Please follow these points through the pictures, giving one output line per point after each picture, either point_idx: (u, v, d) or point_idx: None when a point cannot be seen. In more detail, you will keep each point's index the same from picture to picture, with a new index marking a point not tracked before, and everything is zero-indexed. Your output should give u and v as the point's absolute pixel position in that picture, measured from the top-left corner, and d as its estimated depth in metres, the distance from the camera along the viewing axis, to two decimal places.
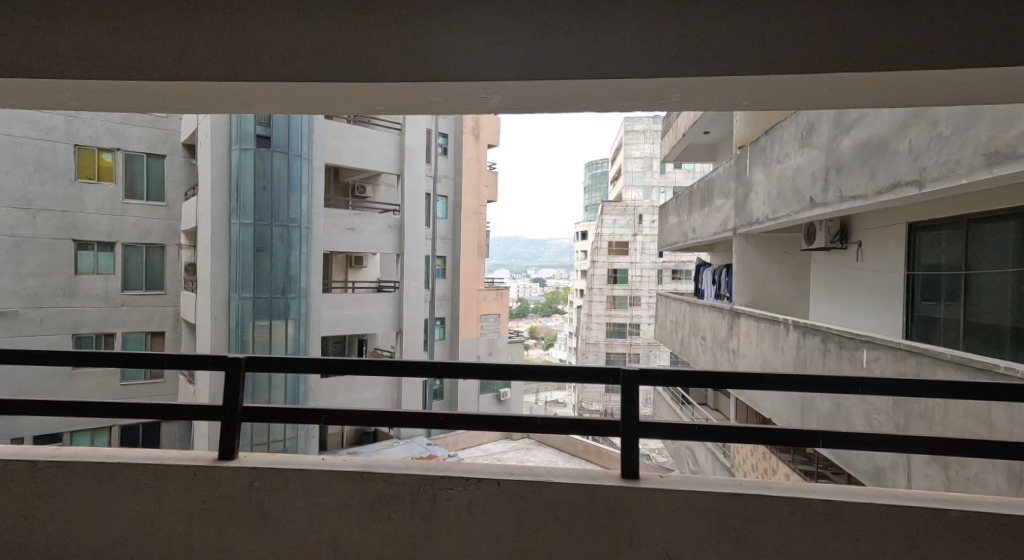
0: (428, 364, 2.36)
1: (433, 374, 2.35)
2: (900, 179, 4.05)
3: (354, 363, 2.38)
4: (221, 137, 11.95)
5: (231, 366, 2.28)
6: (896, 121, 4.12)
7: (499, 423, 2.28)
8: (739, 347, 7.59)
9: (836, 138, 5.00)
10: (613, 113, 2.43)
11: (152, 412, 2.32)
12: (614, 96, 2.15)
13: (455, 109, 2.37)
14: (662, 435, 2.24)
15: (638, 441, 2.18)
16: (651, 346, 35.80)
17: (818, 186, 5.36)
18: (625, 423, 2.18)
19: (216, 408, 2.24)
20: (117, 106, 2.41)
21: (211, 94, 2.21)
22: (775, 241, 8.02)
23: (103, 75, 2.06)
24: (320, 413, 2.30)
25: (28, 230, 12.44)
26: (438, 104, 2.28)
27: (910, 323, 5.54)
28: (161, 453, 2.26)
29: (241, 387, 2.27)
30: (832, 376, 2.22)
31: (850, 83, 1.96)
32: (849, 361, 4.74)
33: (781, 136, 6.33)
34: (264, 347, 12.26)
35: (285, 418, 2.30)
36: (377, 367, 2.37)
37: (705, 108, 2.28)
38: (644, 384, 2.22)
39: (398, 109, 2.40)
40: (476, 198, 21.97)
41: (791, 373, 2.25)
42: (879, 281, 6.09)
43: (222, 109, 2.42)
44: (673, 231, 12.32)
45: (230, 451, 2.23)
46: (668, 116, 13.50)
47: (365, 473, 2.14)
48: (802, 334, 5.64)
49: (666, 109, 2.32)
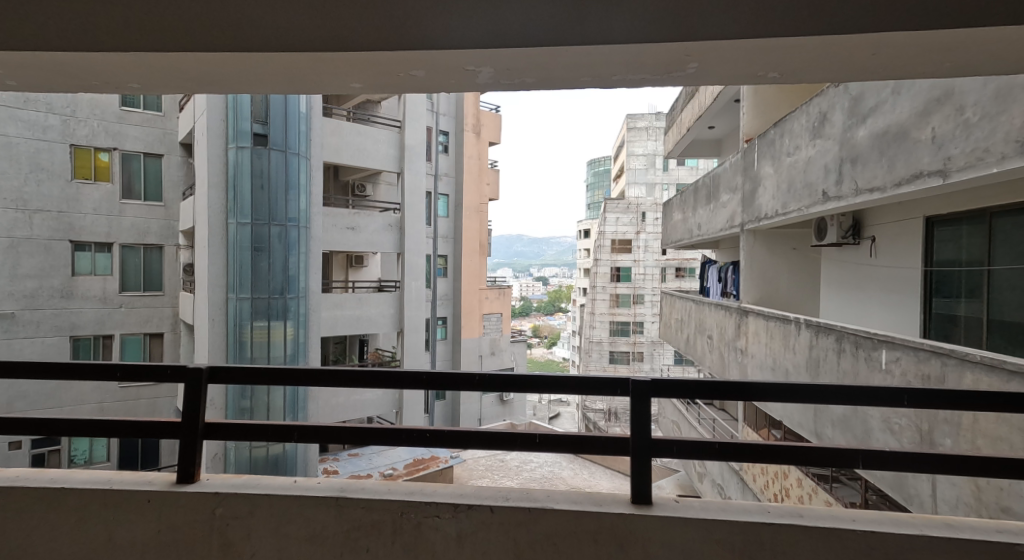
0: (413, 377, 2.21)
1: (420, 385, 2.19)
2: (922, 170, 3.82)
3: (335, 375, 2.22)
4: (217, 135, 11.77)
5: (191, 377, 2.12)
6: (917, 108, 3.88)
7: (493, 441, 2.11)
8: (748, 347, 7.35)
9: (851, 128, 4.77)
10: (618, 89, 2.22)
11: (103, 430, 2.15)
12: (617, 66, 1.95)
13: (444, 84, 2.18)
14: (676, 453, 2.04)
15: (650, 462, 1.99)
16: (655, 345, 35.00)
17: (832, 178, 5.13)
18: (636, 441, 2.00)
19: (176, 424, 2.09)
20: (83, 84, 2.23)
21: (175, 68, 2.02)
22: (784, 237, 7.75)
23: (55, 46, 1.87)
24: (293, 430, 2.15)
25: (24, 231, 12.29)
26: (424, 78, 2.09)
27: (928, 322, 5.31)
28: (113, 476, 2.09)
29: (203, 400, 2.12)
30: (866, 388, 2.01)
31: (885, 46, 1.74)
32: (866, 362, 4.52)
33: (791, 129, 6.11)
34: (262, 348, 12.03)
35: (256, 435, 2.16)
36: (361, 379, 2.21)
37: (719, 81, 2.07)
38: (657, 397, 2.03)
39: (383, 85, 2.20)
40: (477, 197, 21.77)
41: (819, 385, 2.04)
42: (894, 277, 5.87)
43: (195, 87, 2.24)
44: (677, 227, 12.08)
45: (190, 474, 2.05)
46: (672, 111, 13.27)
47: (341, 498, 1.95)
48: (815, 334, 5.42)
49: (676, 82, 2.11)
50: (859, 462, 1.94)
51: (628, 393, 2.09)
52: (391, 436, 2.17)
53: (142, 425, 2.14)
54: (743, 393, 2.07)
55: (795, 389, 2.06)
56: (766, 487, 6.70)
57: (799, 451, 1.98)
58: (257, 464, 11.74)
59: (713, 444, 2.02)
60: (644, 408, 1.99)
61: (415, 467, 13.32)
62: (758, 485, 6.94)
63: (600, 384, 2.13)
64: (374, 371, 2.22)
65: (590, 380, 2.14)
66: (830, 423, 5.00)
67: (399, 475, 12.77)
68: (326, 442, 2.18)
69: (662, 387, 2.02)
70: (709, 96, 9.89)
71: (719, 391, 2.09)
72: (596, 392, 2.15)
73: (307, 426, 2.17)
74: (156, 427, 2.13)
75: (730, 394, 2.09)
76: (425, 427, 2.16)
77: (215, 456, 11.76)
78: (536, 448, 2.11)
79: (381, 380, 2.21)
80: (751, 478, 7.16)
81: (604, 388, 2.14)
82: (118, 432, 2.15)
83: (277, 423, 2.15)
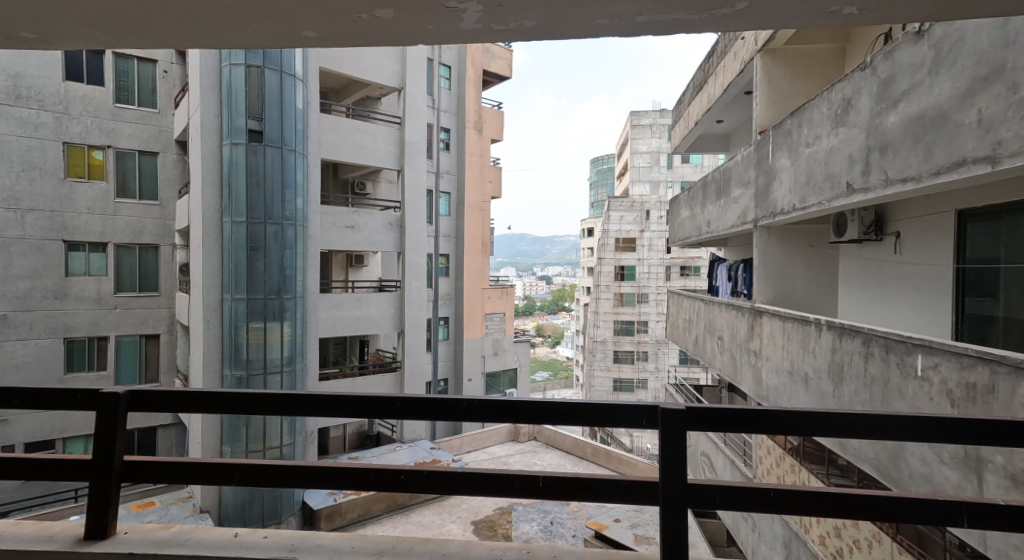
0: (386, 402, 2.05)
1: (392, 414, 2.05)
2: (964, 157, 3.47)
3: (285, 403, 2.06)
4: (211, 132, 11.46)
5: (106, 410, 1.92)
6: (959, 89, 3.53)
7: (487, 484, 1.90)
8: (762, 350, 7.00)
9: (880, 114, 4.41)
10: (627, 37, 1.95)
11: (12, 468, 1.98)
12: (626, 4, 1.67)
13: (426, 32, 1.92)
14: (717, 503, 1.79)
15: (686, 511, 1.76)
16: (660, 344, 34.69)
17: (857, 169, 4.77)
18: (667, 487, 1.78)
19: (87, 464, 1.91)
20: (19, 36, 1.97)
21: (113, 9, 1.76)
22: (800, 234, 7.34)
23: None
24: (234, 472, 1.97)
25: (16, 231, 12.03)
26: (398, 22, 1.82)
27: (960, 323, 4.95)
28: (15, 529, 2.00)
29: (119, 437, 1.93)
30: (947, 422, 1.74)
31: None
32: (898, 368, 4.17)
33: (810, 118, 5.75)
34: (258, 351, 11.60)
35: (188, 478, 1.98)
36: (328, 407, 2.06)
37: (745, 21, 1.80)
38: (693, 430, 1.79)
39: (356, 33, 1.93)
40: (479, 195, 21.42)
41: (892, 417, 1.77)
42: (920, 275, 5.52)
43: (144, 37, 1.98)
44: (685, 224, 11.70)
45: (104, 529, 1.93)
46: (678, 105, 12.89)
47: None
48: (837, 337, 5.07)
49: (694, 25, 1.84)
50: (962, 521, 1.73)
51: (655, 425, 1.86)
52: (353, 475, 1.95)
53: (49, 464, 1.96)
54: (802, 427, 1.80)
55: (869, 424, 1.81)
56: None
57: (880, 501, 1.74)
58: None
59: (766, 491, 1.77)
60: (681, 445, 1.76)
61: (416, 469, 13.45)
62: None
63: (621, 413, 1.92)
64: (341, 394, 2.06)
65: (608, 406, 1.94)
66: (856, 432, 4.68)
67: None
68: (272, 485, 1.98)
69: (697, 413, 1.81)
70: (718, 88, 9.54)
71: (781, 426, 1.81)
72: (616, 424, 1.93)
73: (250, 466, 1.98)
74: (64, 466, 1.95)
75: (785, 429, 1.79)
76: (399, 467, 1.96)
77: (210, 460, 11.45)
78: (539, 494, 1.87)
79: (348, 408, 2.06)
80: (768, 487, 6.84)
81: (607, 418, 1.94)
82: (20, 472, 1.98)
83: (215, 463, 1.98)
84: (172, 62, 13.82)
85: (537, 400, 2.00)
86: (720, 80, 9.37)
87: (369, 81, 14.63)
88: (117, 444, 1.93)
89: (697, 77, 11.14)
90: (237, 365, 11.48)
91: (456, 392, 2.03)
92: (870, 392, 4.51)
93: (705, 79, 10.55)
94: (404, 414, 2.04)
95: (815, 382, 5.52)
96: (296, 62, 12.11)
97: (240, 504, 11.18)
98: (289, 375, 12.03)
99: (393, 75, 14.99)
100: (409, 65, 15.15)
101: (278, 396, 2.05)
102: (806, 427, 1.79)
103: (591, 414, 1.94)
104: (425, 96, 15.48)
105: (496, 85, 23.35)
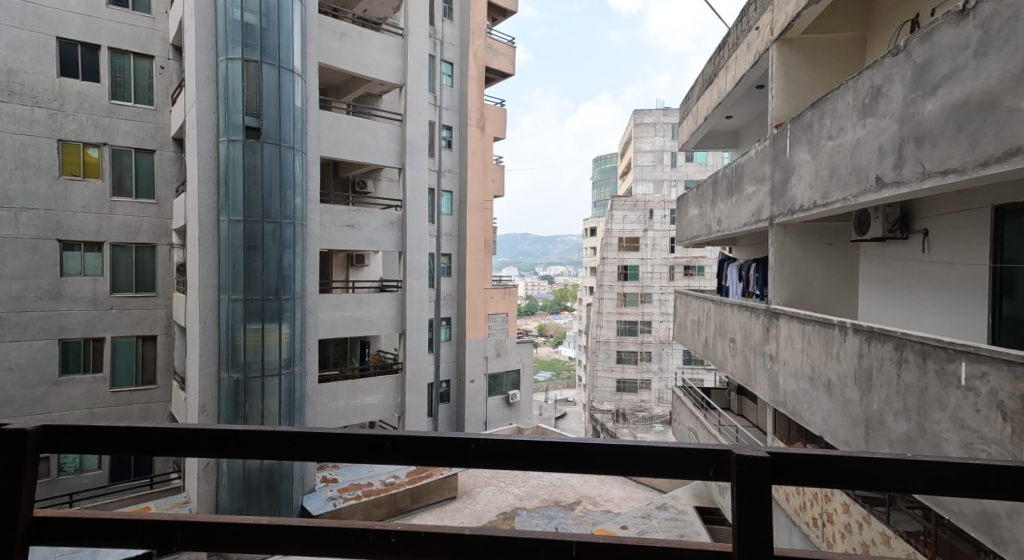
0: (373, 442, 1.84)
1: (375, 459, 1.84)
2: (1019, 145, 3.17)
3: (240, 444, 1.86)
4: (207, 128, 11.20)
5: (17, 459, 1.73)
6: (1011, 71, 3.23)
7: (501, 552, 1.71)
8: (779, 353, 6.69)
9: (915, 102, 4.10)
10: None
11: None
12: None
13: None
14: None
15: None
16: (663, 345, 34.39)
17: (889, 162, 4.45)
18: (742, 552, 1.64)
19: None
20: None
21: None
22: (818, 232, 6.99)
23: None
24: (177, 531, 1.79)
25: (9, 230, 11.79)
26: None
27: (996, 327, 4.64)
28: None
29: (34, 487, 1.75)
30: None
31: None
32: (937, 377, 3.87)
33: (833, 109, 5.44)
34: (256, 353, 11.28)
35: (123, 536, 1.79)
36: (298, 450, 1.83)
37: None
38: (777, 484, 1.65)
39: None
40: (482, 194, 21.07)
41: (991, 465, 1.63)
42: (951, 276, 5.22)
43: None
44: (694, 223, 11.36)
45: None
46: (686, 100, 12.56)
47: None
48: (865, 342, 4.78)
49: None
50: None
51: (725, 476, 1.71)
52: (319, 539, 1.76)
53: None
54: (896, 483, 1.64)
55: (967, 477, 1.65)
56: (803, 509, 6.10)
57: None
58: (251, 474, 11.13)
59: None
60: (760, 498, 1.63)
61: (418, 475, 13.17)
62: (794, 505, 6.33)
63: (691, 459, 1.75)
64: (312, 432, 1.84)
65: (670, 449, 1.77)
66: (887, 442, 4.41)
67: (401, 483, 12.59)
68: (221, 545, 1.80)
69: (785, 459, 1.66)
70: (730, 81, 9.21)
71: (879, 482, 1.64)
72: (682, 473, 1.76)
73: (194, 525, 1.80)
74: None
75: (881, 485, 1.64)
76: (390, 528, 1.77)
77: (207, 465, 11.26)
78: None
79: (325, 452, 1.84)
80: (786, 498, 6.54)
81: (627, 465, 1.75)
82: None
83: (154, 520, 1.79)
84: (168, 58, 13.49)
85: (545, 441, 1.80)
86: (732, 73, 9.04)
87: (370, 77, 14.34)
88: (27, 495, 1.74)
89: (706, 71, 10.81)
90: (234, 367, 11.19)
91: (465, 433, 1.82)
92: (904, 402, 4.22)
93: (715, 73, 10.22)
94: (393, 457, 1.82)
95: (839, 389, 5.22)
96: (295, 57, 11.81)
97: (236, 510, 11.04)
98: (287, 378, 11.72)
99: (393, 71, 14.68)
100: (410, 61, 14.86)
101: (241, 433, 1.86)
102: (915, 483, 1.63)
103: (596, 457, 1.75)
104: (426, 93, 15.17)
105: (498, 82, 23.02)
